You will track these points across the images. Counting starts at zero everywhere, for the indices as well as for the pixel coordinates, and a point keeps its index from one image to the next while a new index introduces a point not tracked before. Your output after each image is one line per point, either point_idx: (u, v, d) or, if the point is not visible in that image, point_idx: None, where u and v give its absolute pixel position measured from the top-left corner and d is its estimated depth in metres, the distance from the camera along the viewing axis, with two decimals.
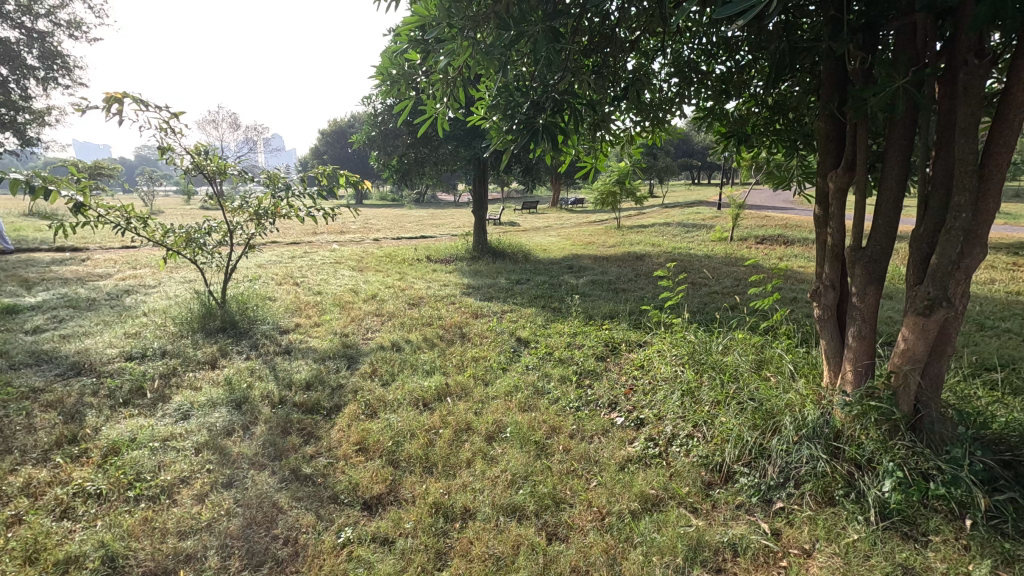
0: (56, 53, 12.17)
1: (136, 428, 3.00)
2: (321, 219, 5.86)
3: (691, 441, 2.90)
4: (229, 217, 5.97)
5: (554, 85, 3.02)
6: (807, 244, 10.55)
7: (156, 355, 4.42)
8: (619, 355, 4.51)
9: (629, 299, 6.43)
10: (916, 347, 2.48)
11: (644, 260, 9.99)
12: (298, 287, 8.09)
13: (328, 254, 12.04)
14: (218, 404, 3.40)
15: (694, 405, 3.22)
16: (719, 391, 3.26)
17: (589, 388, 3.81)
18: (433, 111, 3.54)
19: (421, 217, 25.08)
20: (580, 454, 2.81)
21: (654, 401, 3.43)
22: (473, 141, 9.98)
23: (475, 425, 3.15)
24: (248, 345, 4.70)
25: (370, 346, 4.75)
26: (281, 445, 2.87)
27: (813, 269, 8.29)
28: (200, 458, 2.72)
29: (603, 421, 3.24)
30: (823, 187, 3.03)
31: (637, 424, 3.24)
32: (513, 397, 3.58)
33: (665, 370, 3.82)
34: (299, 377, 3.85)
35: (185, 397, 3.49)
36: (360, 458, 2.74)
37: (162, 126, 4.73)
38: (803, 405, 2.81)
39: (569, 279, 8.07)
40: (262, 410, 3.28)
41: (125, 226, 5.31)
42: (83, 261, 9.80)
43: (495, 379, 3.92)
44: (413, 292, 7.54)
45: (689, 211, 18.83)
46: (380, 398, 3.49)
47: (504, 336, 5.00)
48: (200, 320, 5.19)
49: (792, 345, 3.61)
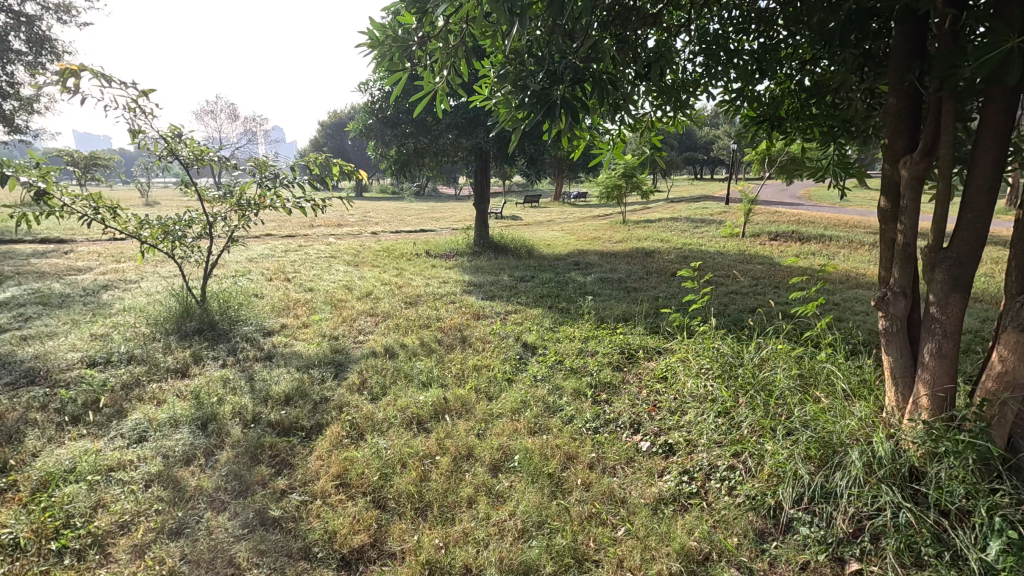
0: (43, 38, 11.66)
1: (78, 454, 2.55)
2: (311, 211, 5.39)
3: (734, 476, 2.45)
4: (210, 208, 5.50)
5: (573, 52, 2.55)
6: (824, 240, 10.08)
7: (121, 360, 3.96)
8: (637, 364, 4.07)
9: (644, 300, 5.96)
10: (1018, 370, 2.02)
11: (653, 257, 9.53)
12: (289, 283, 7.63)
13: (323, 248, 11.57)
14: (181, 422, 2.95)
15: (733, 430, 2.77)
16: (762, 412, 2.81)
17: (606, 405, 3.37)
18: (431, 86, 3.05)
19: (423, 210, 24.62)
20: (602, 493, 2.37)
21: (684, 424, 2.99)
22: (475, 130, 9.49)
23: (477, 452, 2.70)
24: (226, 350, 4.25)
25: (362, 352, 4.30)
26: (248, 478, 2.42)
27: (835, 268, 7.83)
28: (149, 496, 2.27)
29: (626, 447, 2.80)
30: (890, 174, 2.54)
31: (666, 452, 2.79)
32: (520, 416, 3.13)
33: (694, 385, 3.37)
34: (278, 390, 3.39)
35: (145, 414, 3.04)
36: (341, 497, 2.30)
37: (130, 106, 4.22)
38: (870, 435, 2.36)
39: (577, 277, 7.61)
40: (231, 432, 2.83)
41: (94, 216, 4.80)
42: (65, 254, 9.32)
43: (500, 393, 3.48)
44: (410, 289, 7.09)
45: (696, 206, 18.38)
46: (368, 416, 3.04)
47: (510, 341, 4.54)
48: (177, 321, 4.74)
49: (840, 359, 3.16)
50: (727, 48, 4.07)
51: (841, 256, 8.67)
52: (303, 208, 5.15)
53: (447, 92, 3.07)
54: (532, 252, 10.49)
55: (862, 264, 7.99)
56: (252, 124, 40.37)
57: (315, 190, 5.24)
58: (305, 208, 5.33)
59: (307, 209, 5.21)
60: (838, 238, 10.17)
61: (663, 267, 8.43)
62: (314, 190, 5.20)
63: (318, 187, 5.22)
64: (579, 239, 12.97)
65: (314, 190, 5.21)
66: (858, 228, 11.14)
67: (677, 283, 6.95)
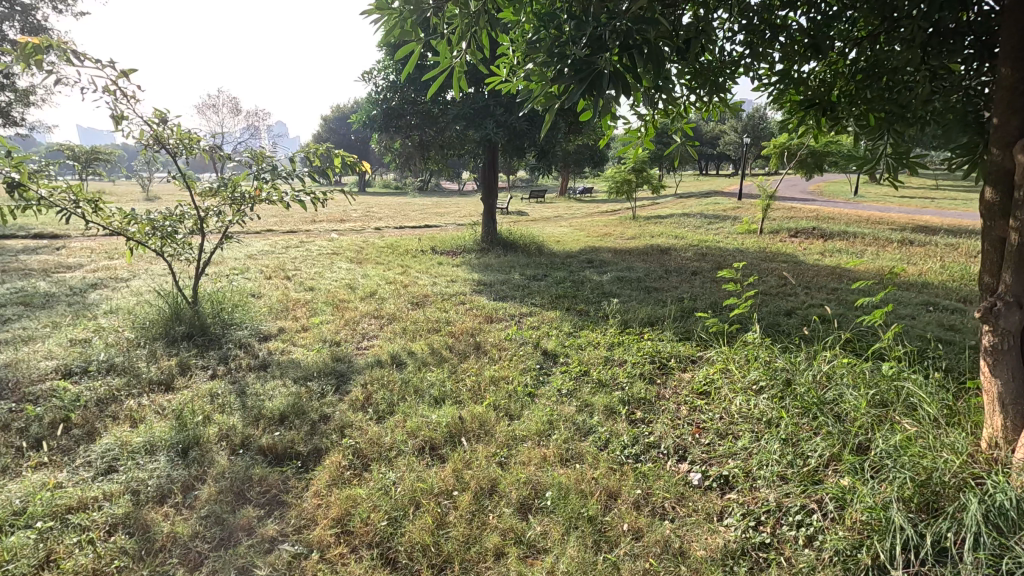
0: (37, 27, 11.23)
1: (32, 491, 2.16)
2: (311, 207, 4.95)
3: (813, 522, 2.06)
4: (202, 202, 5.08)
5: (619, 14, 2.14)
6: (848, 237, 9.63)
7: (100, 370, 3.57)
8: (671, 376, 3.66)
9: (669, 303, 5.54)
10: None
11: (670, 254, 9.10)
12: (289, 282, 7.23)
13: (325, 245, 11.15)
14: (159, 447, 2.56)
15: (799, 461, 2.38)
16: (834, 440, 2.41)
17: (644, 426, 2.97)
18: (447, 61, 2.64)
19: (427, 206, 24.19)
20: (656, 545, 1.98)
21: (740, 451, 2.59)
22: (484, 121, 9.05)
23: (502, 486, 2.31)
24: (216, 358, 3.85)
25: (366, 361, 3.90)
26: (231, 522, 2.04)
27: (865, 267, 7.41)
28: (111, 546, 1.88)
29: (676, 483, 2.40)
30: (1003, 160, 2.10)
31: (722, 487, 2.40)
32: (548, 442, 2.74)
33: (744, 404, 2.97)
34: (272, 407, 3.00)
35: (118, 437, 2.65)
36: (343, 550, 1.91)
37: (109, 89, 3.78)
38: (980, 476, 1.96)
39: (593, 276, 7.17)
40: (215, 461, 2.45)
41: (74, 211, 4.33)
42: (57, 250, 8.93)
43: (522, 411, 3.08)
44: (416, 289, 6.69)
45: (708, 202, 17.89)
46: (373, 441, 2.64)
47: (528, 349, 4.14)
48: (165, 324, 4.34)
49: (916, 375, 2.75)
50: (773, 25, 3.65)
51: (870, 255, 8.23)
52: (304, 203, 4.70)
53: (466, 69, 2.70)
54: (542, 249, 10.08)
55: (894, 262, 7.54)
56: (254, 119, 39.91)
57: (320, 183, 4.80)
58: (305, 203, 4.90)
59: (308, 204, 4.76)
60: (863, 234, 9.72)
61: (682, 265, 8.00)
62: (318, 183, 4.76)
63: (322, 179, 4.78)
64: (589, 235, 12.55)
65: (318, 183, 4.75)
66: (881, 225, 10.70)
67: (700, 284, 6.54)
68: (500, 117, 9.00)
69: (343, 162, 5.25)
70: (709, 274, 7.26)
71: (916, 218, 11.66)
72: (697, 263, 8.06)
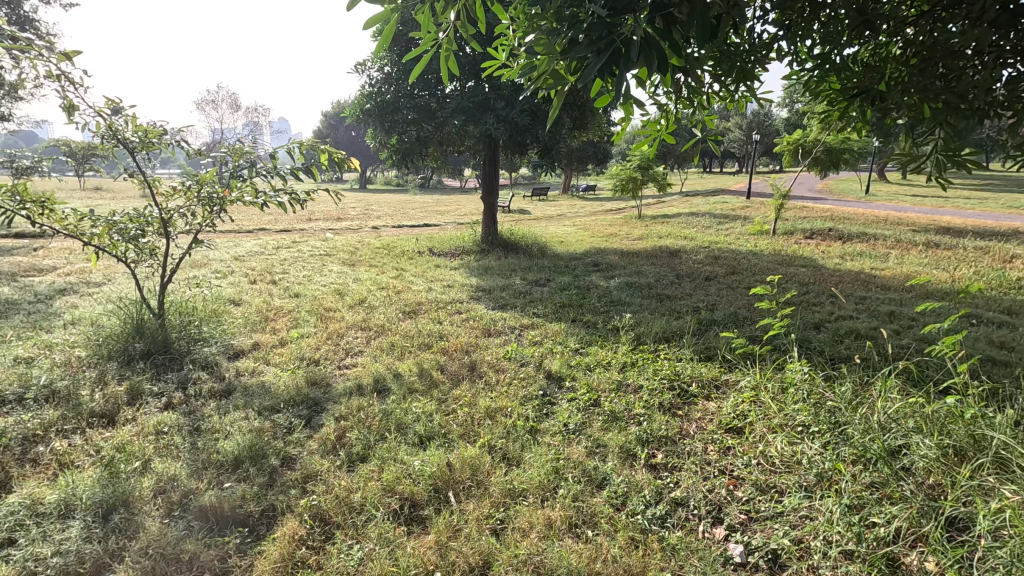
0: (24, 17, 10.76)
1: None
2: (291, 206, 4.47)
3: None
4: (164, 203, 4.57)
5: None
6: (867, 239, 9.15)
7: (35, 398, 3.09)
8: (695, 407, 3.18)
9: (685, 315, 5.06)
10: None
11: (680, 257, 8.61)
12: (274, 287, 6.76)
13: (318, 245, 10.67)
14: (78, 508, 2.09)
15: (869, 534, 1.90)
16: (911, 507, 1.94)
17: (668, 474, 2.49)
18: (432, 39, 2.20)
19: (427, 204, 23.72)
20: None
21: (790, 516, 2.11)
22: (484, 115, 8.58)
23: (496, 567, 1.85)
24: (173, 383, 3.38)
25: (344, 385, 3.42)
26: None
27: (891, 272, 6.92)
28: None
29: (714, 562, 1.92)
30: None
31: (772, 566, 1.93)
32: (555, 499, 2.27)
33: (788, 449, 2.49)
34: (226, 449, 2.53)
35: (31, 493, 2.17)
36: None
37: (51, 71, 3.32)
38: None
39: (600, 282, 6.69)
40: (143, 528, 1.98)
41: (14, 210, 3.80)
42: (34, 251, 8.45)
43: (521, 454, 2.61)
44: (410, 296, 6.22)
45: (716, 200, 17.36)
46: (341, 499, 2.18)
47: (530, 371, 3.66)
48: (122, 340, 3.86)
49: (999, 419, 2.27)
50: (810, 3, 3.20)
51: (894, 259, 7.72)
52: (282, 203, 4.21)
53: (455, 47, 2.24)
54: (545, 251, 9.60)
55: (922, 267, 7.05)
56: (253, 114, 39.47)
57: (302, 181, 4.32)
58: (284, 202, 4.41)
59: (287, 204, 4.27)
60: (883, 236, 9.21)
61: (694, 269, 7.50)
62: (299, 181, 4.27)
63: (305, 177, 4.30)
64: (594, 235, 12.08)
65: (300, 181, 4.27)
66: (901, 225, 10.21)
67: (716, 292, 6.06)
68: (500, 111, 8.49)
69: (329, 158, 4.77)
70: (723, 280, 6.76)
71: (936, 219, 11.15)
72: (710, 267, 7.57)
